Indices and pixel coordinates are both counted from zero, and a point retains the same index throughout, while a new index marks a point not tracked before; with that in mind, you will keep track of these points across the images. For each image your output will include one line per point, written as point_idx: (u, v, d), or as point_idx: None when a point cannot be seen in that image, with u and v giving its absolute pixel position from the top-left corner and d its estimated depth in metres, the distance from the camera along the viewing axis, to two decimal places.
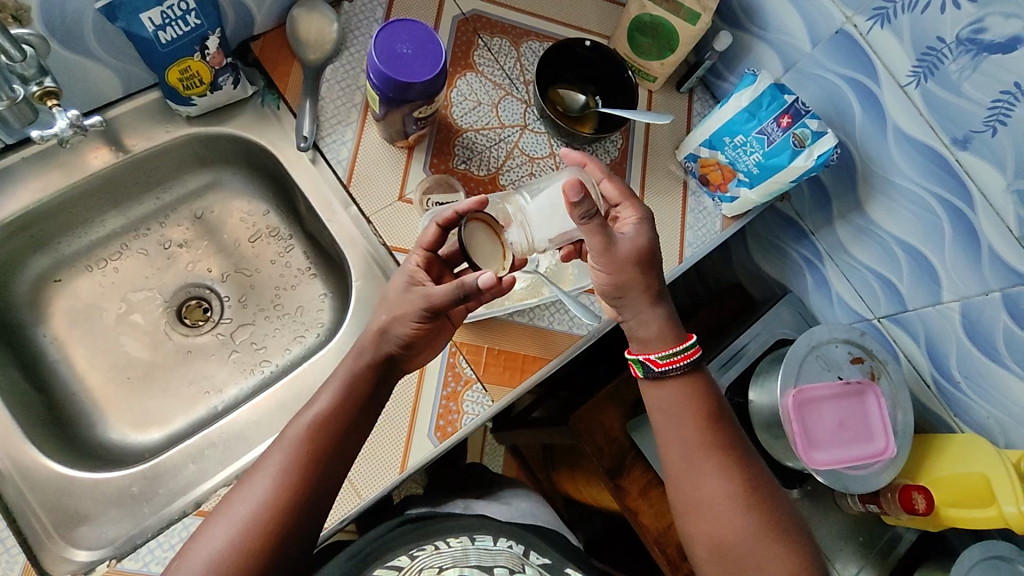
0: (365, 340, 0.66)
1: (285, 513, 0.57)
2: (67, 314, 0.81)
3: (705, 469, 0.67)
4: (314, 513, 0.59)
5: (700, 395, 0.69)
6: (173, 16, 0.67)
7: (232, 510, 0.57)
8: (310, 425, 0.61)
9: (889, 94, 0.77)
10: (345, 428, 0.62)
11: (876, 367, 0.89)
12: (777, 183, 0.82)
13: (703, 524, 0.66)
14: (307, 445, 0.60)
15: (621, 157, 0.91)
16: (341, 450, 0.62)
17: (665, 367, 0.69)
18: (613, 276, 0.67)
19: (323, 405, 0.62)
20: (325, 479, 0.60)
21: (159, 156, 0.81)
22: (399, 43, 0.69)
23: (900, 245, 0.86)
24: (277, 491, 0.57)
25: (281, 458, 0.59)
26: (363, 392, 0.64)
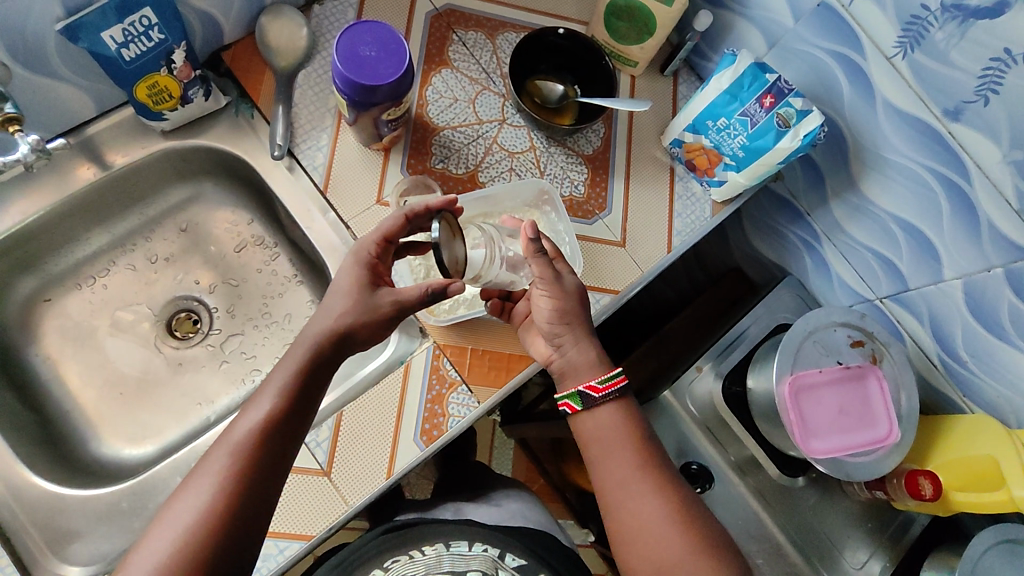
0: (298, 348, 0.63)
1: (213, 544, 0.52)
2: (58, 333, 0.82)
3: (637, 490, 0.66)
4: (248, 542, 0.55)
5: (628, 420, 0.70)
6: (135, 33, 0.66)
7: (152, 549, 0.52)
8: (237, 446, 0.56)
9: (876, 67, 0.74)
10: (278, 444, 0.58)
11: (877, 350, 0.86)
12: (764, 165, 0.79)
13: (642, 549, 0.64)
14: (236, 468, 0.55)
15: (603, 146, 0.89)
16: (276, 468, 0.58)
17: (605, 391, 0.70)
18: (559, 312, 0.70)
19: (254, 422, 0.58)
20: (257, 501, 0.56)
21: (138, 172, 0.81)
22: (362, 45, 0.68)
23: (898, 222, 0.83)
24: (201, 521, 0.53)
25: (207, 484, 0.54)
26: (298, 403, 0.60)
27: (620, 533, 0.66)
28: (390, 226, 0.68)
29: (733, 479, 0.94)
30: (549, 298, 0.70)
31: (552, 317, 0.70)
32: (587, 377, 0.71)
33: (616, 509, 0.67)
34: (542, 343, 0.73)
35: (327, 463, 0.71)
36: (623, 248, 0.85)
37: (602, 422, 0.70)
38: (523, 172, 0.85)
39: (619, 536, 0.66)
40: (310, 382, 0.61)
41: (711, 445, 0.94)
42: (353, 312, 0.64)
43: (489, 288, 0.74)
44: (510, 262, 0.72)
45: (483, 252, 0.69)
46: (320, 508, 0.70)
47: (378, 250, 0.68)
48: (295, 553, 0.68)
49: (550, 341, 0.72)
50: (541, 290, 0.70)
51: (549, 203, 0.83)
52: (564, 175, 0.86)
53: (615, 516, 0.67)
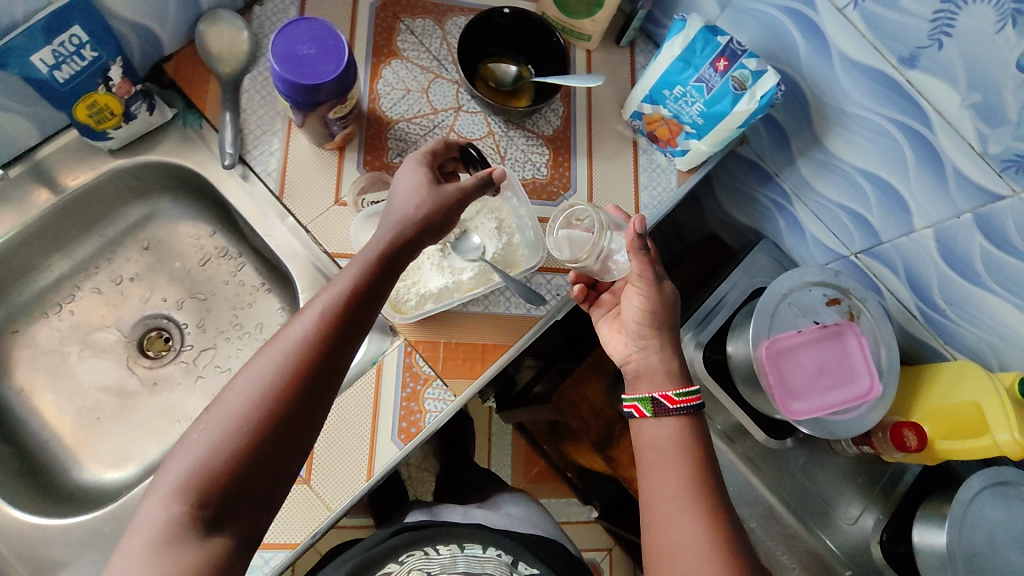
0: (387, 223, 0.62)
1: (288, 406, 0.52)
2: (29, 363, 0.81)
3: (679, 509, 0.64)
4: (317, 413, 0.54)
5: (694, 440, 0.67)
6: (66, 53, 0.65)
7: (229, 400, 0.51)
8: (327, 312, 0.55)
9: (828, 19, 0.72)
10: (359, 319, 0.57)
11: (854, 307, 0.85)
12: (724, 131, 0.78)
13: (674, 566, 0.62)
14: (322, 328, 0.54)
15: (563, 125, 0.87)
16: (355, 343, 0.57)
17: (680, 403, 0.68)
18: (646, 314, 0.71)
19: (344, 286, 0.57)
20: (332, 372, 0.55)
21: (92, 193, 0.80)
22: (299, 43, 0.66)
23: (864, 176, 0.82)
24: (281, 379, 0.52)
25: (292, 340, 0.53)
26: (382, 281, 0.59)
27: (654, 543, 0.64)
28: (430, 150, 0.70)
29: (721, 447, 0.97)
30: (641, 297, 0.71)
31: (640, 316, 0.71)
32: (663, 385, 0.70)
33: (657, 525, 0.64)
34: (622, 341, 0.75)
35: (306, 470, 0.71)
36: None
37: (661, 438, 0.68)
38: (483, 159, 0.84)
39: (653, 548, 0.64)
40: (373, 289, 0.58)
41: None
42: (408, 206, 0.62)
43: (579, 272, 0.78)
44: (608, 253, 0.75)
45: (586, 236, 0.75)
46: (303, 516, 0.69)
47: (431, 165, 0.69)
48: (279, 562, 0.68)
49: (633, 340, 0.73)
50: (637, 287, 0.70)
51: (510, 187, 0.79)
52: (525, 158, 0.85)
53: (659, 529, 0.64)
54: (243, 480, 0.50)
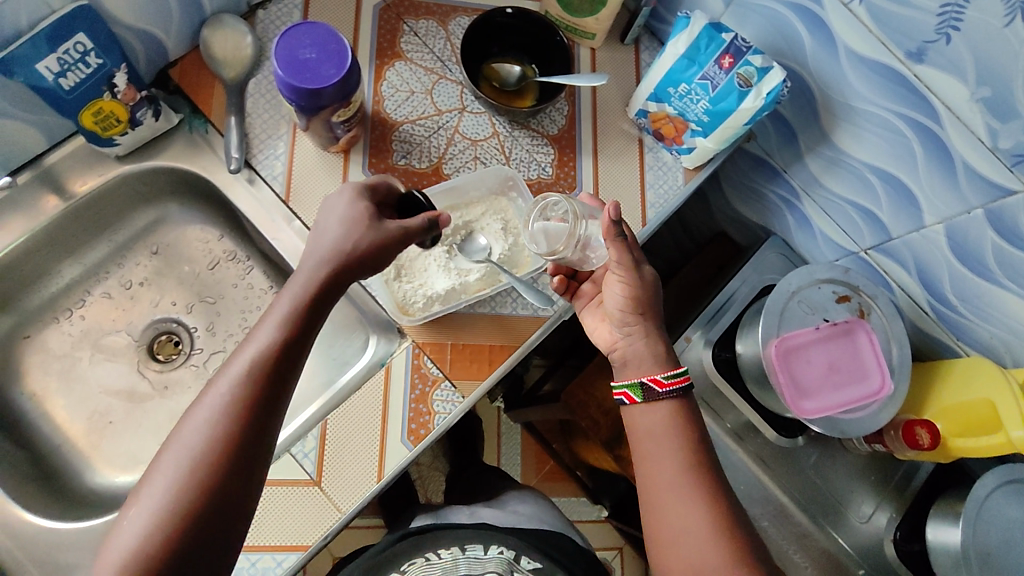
0: (307, 267, 0.62)
1: (214, 472, 0.52)
2: (41, 368, 0.82)
3: (676, 495, 0.65)
4: (252, 471, 0.55)
5: (686, 424, 0.68)
6: (71, 60, 0.65)
7: (158, 478, 0.52)
8: (243, 372, 0.56)
9: (834, 14, 0.71)
10: (281, 372, 0.57)
11: (864, 303, 0.84)
12: (731, 128, 0.77)
13: (677, 553, 0.63)
14: (244, 385, 0.55)
15: (568, 124, 0.87)
16: (279, 396, 0.57)
17: (670, 386, 0.69)
18: (630, 301, 0.71)
19: (264, 339, 0.58)
20: (257, 430, 0.55)
21: (100, 199, 0.80)
22: (301, 48, 0.66)
23: (873, 172, 0.81)
24: (204, 449, 0.53)
25: (211, 408, 0.54)
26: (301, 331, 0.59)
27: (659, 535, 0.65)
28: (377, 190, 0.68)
29: (731, 446, 0.94)
30: (623, 286, 0.70)
31: (624, 303, 0.71)
32: (652, 370, 0.70)
33: (656, 512, 0.66)
34: (606, 330, 0.75)
35: (316, 472, 0.71)
36: None
37: (653, 424, 0.69)
38: (488, 160, 0.84)
39: (654, 534, 0.66)
40: (296, 335, 0.59)
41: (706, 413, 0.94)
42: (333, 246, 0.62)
43: (558, 264, 0.76)
44: (586, 241, 0.73)
45: (562, 227, 0.71)
46: (313, 519, 0.70)
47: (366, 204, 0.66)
48: (292, 565, 0.69)
49: (618, 327, 0.73)
50: (618, 275, 0.69)
51: (515, 189, 0.81)
52: (530, 158, 0.85)
53: (658, 516, 0.65)
54: (181, 556, 0.50)
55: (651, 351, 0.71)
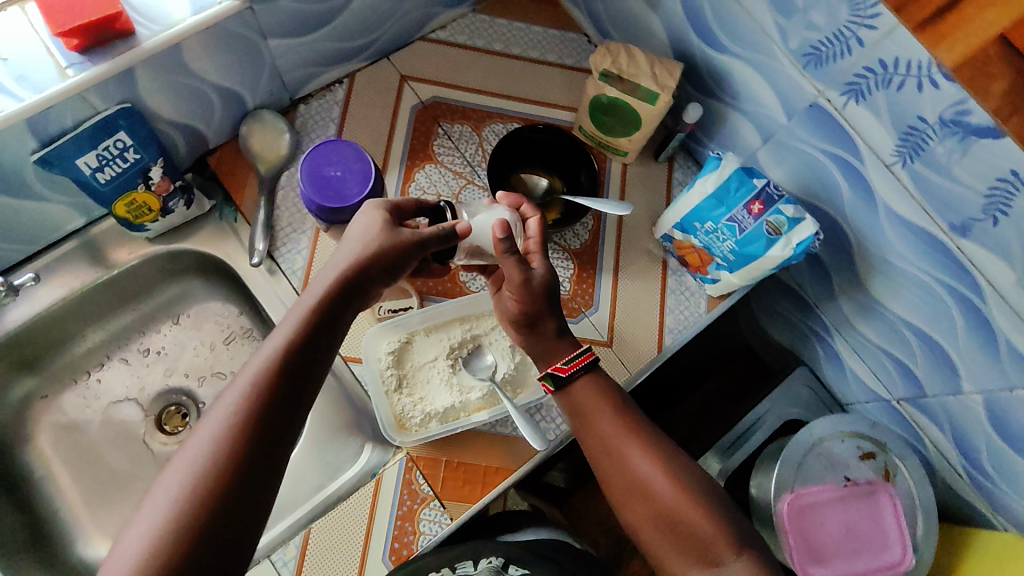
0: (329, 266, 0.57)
1: (208, 510, 0.45)
2: (53, 431, 0.85)
3: (621, 451, 0.65)
4: (270, 480, 0.48)
5: (605, 388, 0.69)
6: (110, 156, 0.68)
7: (142, 520, 0.44)
8: (248, 394, 0.49)
9: (875, 173, 0.67)
10: (299, 378, 0.52)
11: (890, 463, 0.79)
12: (758, 270, 0.74)
13: (638, 506, 0.63)
14: (263, 382, 0.50)
15: (592, 240, 0.85)
16: (293, 405, 0.51)
17: (571, 369, 0.68)
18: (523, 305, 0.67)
19: (282, 337, 0.52)
20: (259, 462, 0.48)
21: (129, 273, 0.83)
22: (327, 165, 0.67)
23: (910, 328, 0.76)
24: (196, 482, 0.45)
25: (203, 444, 0.47)
26: (308, 347, 0.53)
27: (618, 495, 0.65)
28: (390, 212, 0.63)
29: None
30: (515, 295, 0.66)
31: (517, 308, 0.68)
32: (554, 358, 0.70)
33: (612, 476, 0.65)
34: (513, 329, 0.73)
35: None
36: (610, 349, 0.82)
37: (574, 400, 0.68)
38: None
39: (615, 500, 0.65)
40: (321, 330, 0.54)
41: None
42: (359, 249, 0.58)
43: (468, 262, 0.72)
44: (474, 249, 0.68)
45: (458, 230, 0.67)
46: None
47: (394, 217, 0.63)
48: None
49: (521, 327, 0.71)
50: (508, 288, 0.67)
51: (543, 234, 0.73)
52: None
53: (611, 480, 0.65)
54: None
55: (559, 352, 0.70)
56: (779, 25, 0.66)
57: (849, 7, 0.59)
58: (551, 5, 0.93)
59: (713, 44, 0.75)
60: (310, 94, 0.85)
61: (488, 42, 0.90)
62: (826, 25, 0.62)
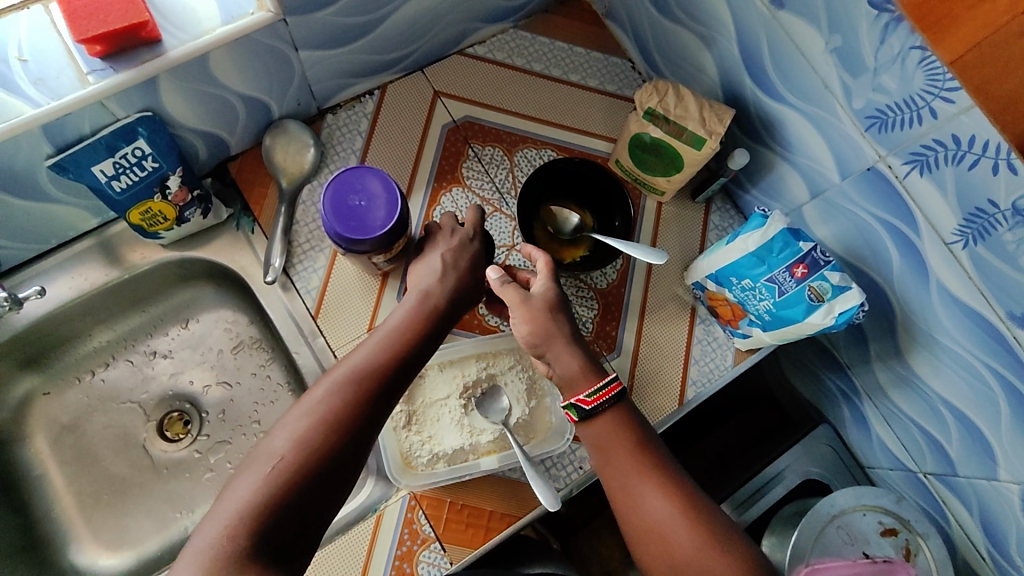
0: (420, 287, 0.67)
1: (319, 456, 0.51)
2: (53, 431, 0.83)
3: (642, 493, 0.62)
4: (371, 435, 0.56)
5: (627, 426, 0.65)
6: (127, 164, 0.65)
7: (268, 454, 0.51)
8: (363, 366, 0.58)
9: (931, 249, 0.63)
10: (404, 364, 0.60)
11: (912, 541, 0.76)
12: (793, 333, 0.71)
13: (662, 555, 0.59)
14: (378, 358, 0.59)
15: (619, 280, 0.82)
16: (396, 385, 0.59)
17: (595, 403, 0.64)
18: (530, 326, 0.67)
19: (389, 331, 0.62)
20: (364, 426, 0.55)
21: (141, 278, 0.81)
22: (351, 194, 0.64)
23: (948, 407, 0.72)
24: (315, 430, 0.52)
25: (321, 399, 0.55)
26: (411, 345, 0.62)
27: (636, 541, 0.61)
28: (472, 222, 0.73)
29: None
30: (522, 318, 0.67)
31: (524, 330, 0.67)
32: (578, 389, 0.66)
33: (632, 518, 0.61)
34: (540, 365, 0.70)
35: None
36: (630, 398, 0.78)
37: (594, 435, 0.65)
38: None
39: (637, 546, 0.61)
40: (422, 332, 0.63)
41: None
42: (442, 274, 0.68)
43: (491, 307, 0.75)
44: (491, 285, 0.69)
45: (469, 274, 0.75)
46: None
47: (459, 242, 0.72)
48: None
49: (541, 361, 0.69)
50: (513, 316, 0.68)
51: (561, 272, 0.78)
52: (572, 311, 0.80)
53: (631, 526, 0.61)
54: (276, 539, 0.47)
55: (576, 386, 0.66)
56: (844, 82, 0.62)
57: (926, 76, 0.55)
58: (596, 26, 0.89)
59: (768, 90, 0.71)
60: (339, 105, 0.82)
61: (528, 61, 0.86)
62: (897, 90, 0.58)
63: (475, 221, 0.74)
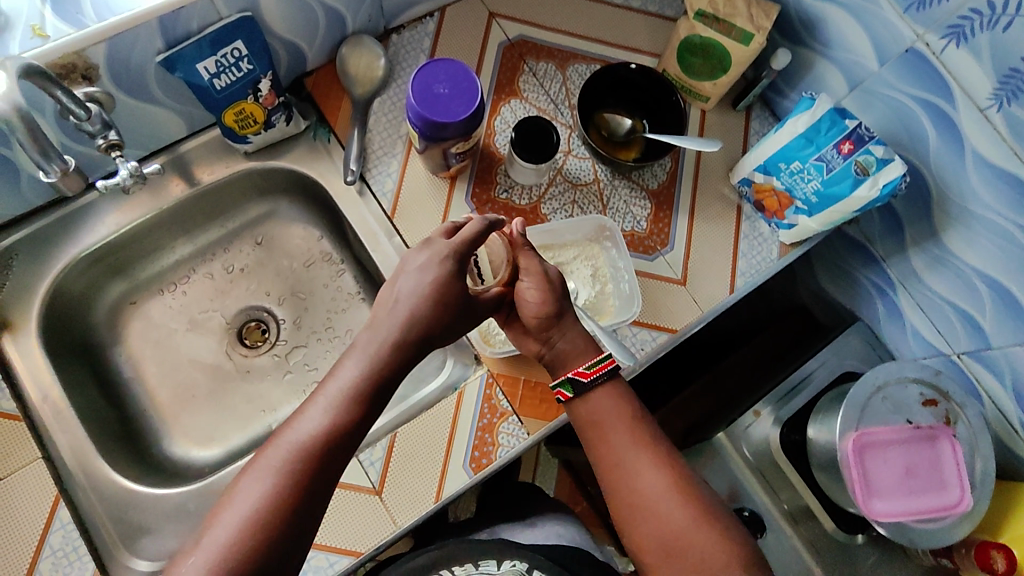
0: (373, 333, 0.62)
1: (258, 549, 0.50)
2: (141, 336, 0.88)
3: (639, 469, 0.66)
4: (312, 521, 0.54)
5: (623, 402, 0.69)
6: (227, 64, 0.71)
7: (208, 540, 0.50)
8: (301, 446, 0.54)
9: (967, 119, 0.69)
10: (345, 439, 0.56)
11: (952, 411, 0.81)
12: (839, 213, 0.76)
13: (645, 526, 0.64)
14: (321, 436, 0.55)
15: (669, 181, 0.87)
16: (337, 462, 0.56)
17: (595, 374, 0.69)
18: (543, 306, 0.70)
19: (333, 401, 0.57)
20: (335, 462, 0.56)
21: (221, 189, 0.86)
22: (436, 82, 0.70)
23: (982, 278, 0.78)
24: (287, 475, 0.53)
25: (255, 493, 0.52)
26: (390, 372, 0.60)
27: (626, 516, 0.66)
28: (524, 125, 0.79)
29: (787, 530, 0.90)
30: (537, 283, 0.70)
31: (538, 309, 0.70)
32: (577, 362, 0.71)
33: (621, 491, 0.66)
34: (533, 342, 0.73)
35: (379, 482, 0.73)
36: (683, 287, 0.84)
37: (595, 409, 0.68)
38: (586, 206, 0.85)
39: (624, 519, 0.66)
40: (373, 397, 0.59)
41: (763, 491, 0.92)
42: (411, 314, 0.62)
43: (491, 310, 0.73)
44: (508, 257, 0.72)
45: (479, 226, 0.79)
46: (370, 528, 0.72)
47: (520, 146, 0.79)
48: (343, 568, 0.71)
49: (539, 336, 0.72)
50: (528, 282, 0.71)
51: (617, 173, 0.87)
52: (627, 210, 0.85)
53: (620, 499, 0.66)
54: None
55: (579, 357, 0.71)
56: None
57: None
58: None
59: None
60: (403, 25, 0.88)
61: None
62: None
63: (532, 120, 0.79)
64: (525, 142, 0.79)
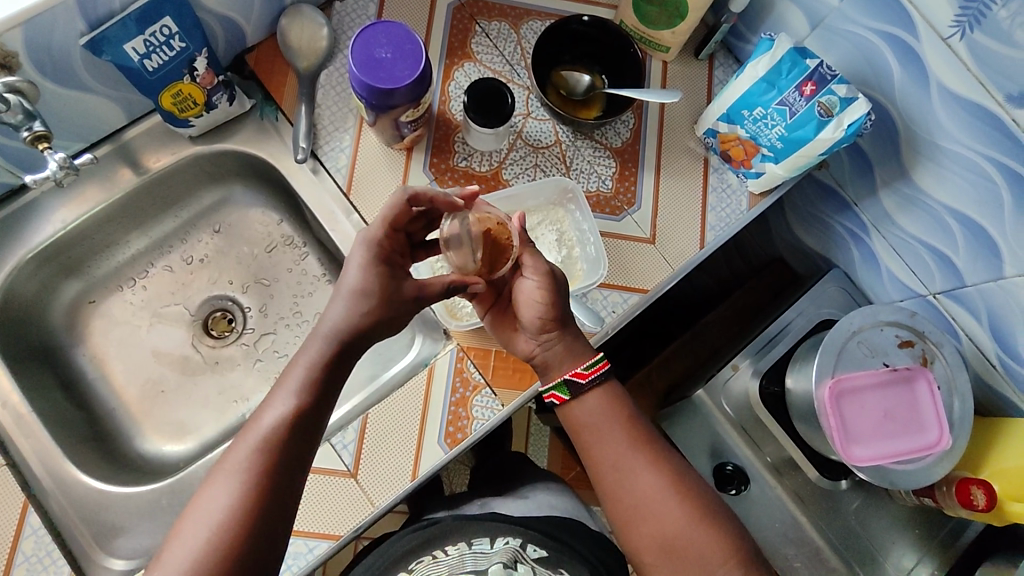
0: (319, 333, 0.63)
1: (240, 542, 0.53)
2: (103, 334, 0.86)
3: (636, 471, 0.67)
4: (289, 507, 0.56)
5: (617, 404, 0.70)
6: (157, 43, 0.67)
7: (187, 539, 0.52)
8: (264, 442, 0.56)
9: (930, 50, 0.67)
10: (304, 430, 0.59)
11: (928, 350, 0.80)
12: (805, 157, 0.74)
13: (643, 528, 0.65)
14: (281, 432, 0.57)
15: (633, 137, 0.84)
16: (303, 450, 0.58)
17: (591, 377, 0.69)
18: (548, 308, 0.68)
19: (286, 398, 0.59)
20: (296, 453, 0.58)
21: (170, 178, 0.83)
22: (377, 47, 0.67)
23: (952, 215, 0.76)
24: (251, 472, 0.55)
25: (228, 491, 0.54)
26: (339, 365, 0.62)
27: (622, 516, 0.67)
28: (478, 87, 0.76)
29: (770, 481, 0.92)
30: (541, 283, 0.68)
31: (541, 311, 0.68)
32: (572, 365, 0.70)
33: (618, 494, 0.67)
34: (523, 340, 0.71)
35: (353, 464, 0.72)
36: (653, 245, 0.81)
37: (592, 412, 0.69)
38: (549, 168, 0.83)
39: (620, 521, 0.67)
40: (325, 387, 0.61)
41: (747, 446, 0.92)
42: (362, 302, 0.63)
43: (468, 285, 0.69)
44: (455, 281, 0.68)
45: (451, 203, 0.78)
46: (349, 511, 0.71)
47: (474, 108, 0.76)
48: (323, 552, 0.70)
49: (533, 337, 0.70)
50: (532, 279, 0.69)
51: (578, 133, 0.84)
52: (591, 170, 0.83)
53: (615, 499, 0.67)
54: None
55: (567, 362, 0.70)
56: None
57: None
58: None
59: None
60: None
61: None
62: None
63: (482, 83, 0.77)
64: (478, 103, 0.76)
